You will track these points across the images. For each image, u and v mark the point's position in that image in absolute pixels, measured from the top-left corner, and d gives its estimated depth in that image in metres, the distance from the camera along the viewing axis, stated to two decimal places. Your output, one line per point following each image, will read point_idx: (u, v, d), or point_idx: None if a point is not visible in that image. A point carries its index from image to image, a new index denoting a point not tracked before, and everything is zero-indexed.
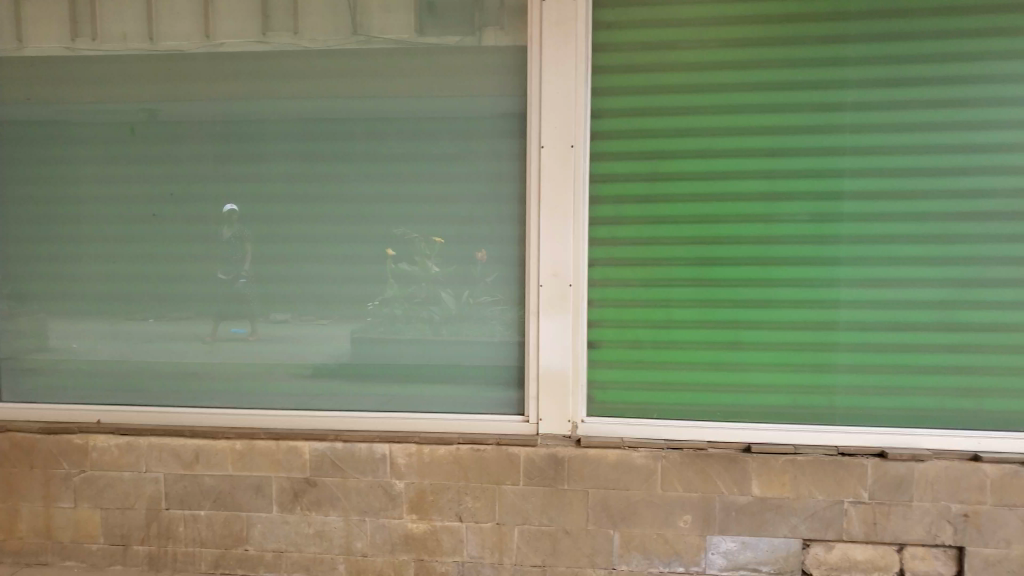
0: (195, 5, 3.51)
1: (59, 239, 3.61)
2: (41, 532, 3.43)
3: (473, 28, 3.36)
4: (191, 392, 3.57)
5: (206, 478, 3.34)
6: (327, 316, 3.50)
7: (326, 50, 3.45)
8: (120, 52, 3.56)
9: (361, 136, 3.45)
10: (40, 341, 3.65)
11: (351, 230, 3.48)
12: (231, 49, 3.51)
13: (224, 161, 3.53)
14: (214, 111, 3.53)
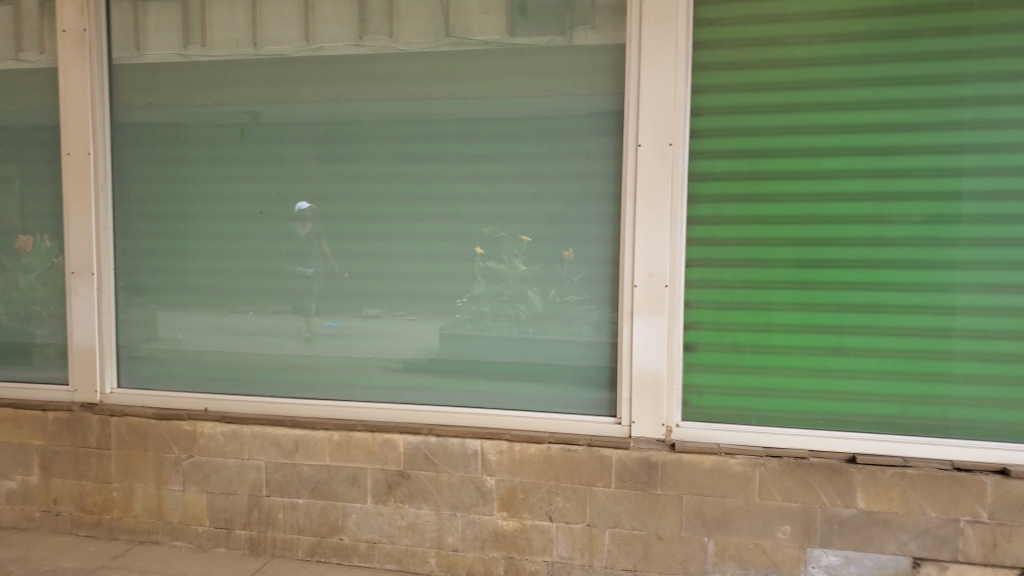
0: (297, 11, 3.64)
1: (173, 236, 3.81)
2: (153, 513, 3.63)
3: (565, 28, 3.35)
4: (290, 384, 3.69)
5: (305, 468, 3.45)
6: (417, 313, 3.57)
7: (420, 52, 3.52)
8: (228, 58, 3.72)
9: (450, 137, 3.49)
10: (152, 332, 3.85)
11: (442, 229, 3.53)
12: (330, 53, 3.62)
13: (323, 161, 3.64)
14: (313, 113, 3.64)
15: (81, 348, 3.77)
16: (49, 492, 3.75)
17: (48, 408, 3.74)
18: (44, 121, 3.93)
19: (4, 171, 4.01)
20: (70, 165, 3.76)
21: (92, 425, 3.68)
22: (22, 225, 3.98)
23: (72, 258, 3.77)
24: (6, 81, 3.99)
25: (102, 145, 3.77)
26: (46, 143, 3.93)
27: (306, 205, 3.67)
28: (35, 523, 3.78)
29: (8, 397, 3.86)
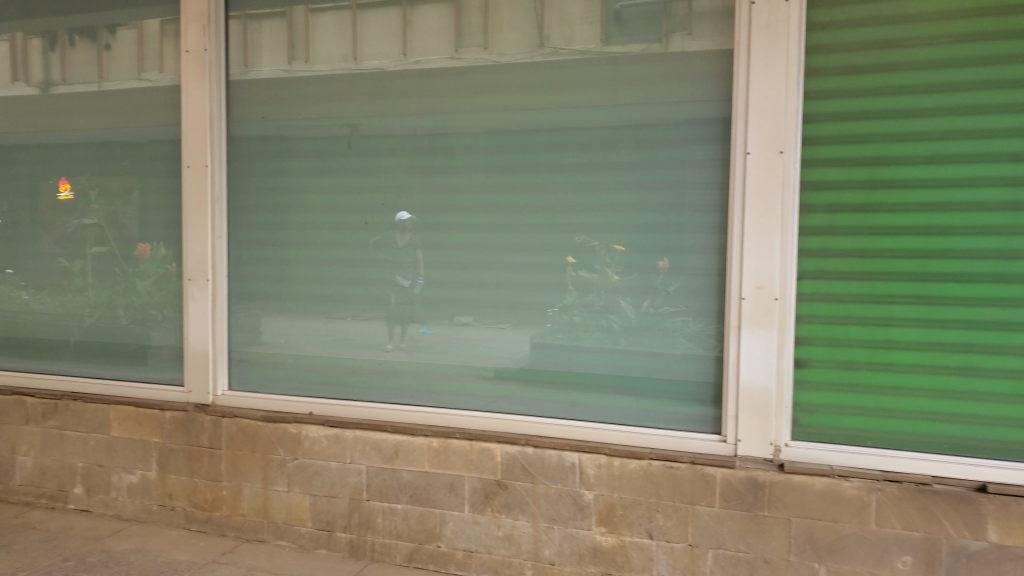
0: (395, 25, 3.72)
1: (280, 244, 3.95)
2: (259, 511, 3.75)
3: (661, 35, 3.30)
4: (388, 390, 3.75)
5: (404, 474, 3.50)
6: (506, 322, 3.57)
7: (515, 63, 3.53)
8: (329, 73, 3.84)
9: (541, 148, 3.49)
10: (257, 336, 3.99)
11: (536, 239, 3.51)
12: (426, 66, 3.68)
13: (420, 171, 3.70)
14: (411, 125, 3.71)
15: (196, 351, 3.96)
16: (165, 487, 3.93)
17: (166, 407, 3.94)
18: (162, 135, 4.16)
19: (126, 183, 4.26)
20: (190, 177, 3.97)
21: (205, 425, 3.85)
22: (143, 234, 4.21)
23: (190, 265, 3.97)
24: (129, 99, 4.25)
25: (218, 158, 3.96)
26: (165, 156, 4.16)
27: (409, 216, 3.72)
28: (152, 516, 3.98)
29: (128, 396, 4.08)
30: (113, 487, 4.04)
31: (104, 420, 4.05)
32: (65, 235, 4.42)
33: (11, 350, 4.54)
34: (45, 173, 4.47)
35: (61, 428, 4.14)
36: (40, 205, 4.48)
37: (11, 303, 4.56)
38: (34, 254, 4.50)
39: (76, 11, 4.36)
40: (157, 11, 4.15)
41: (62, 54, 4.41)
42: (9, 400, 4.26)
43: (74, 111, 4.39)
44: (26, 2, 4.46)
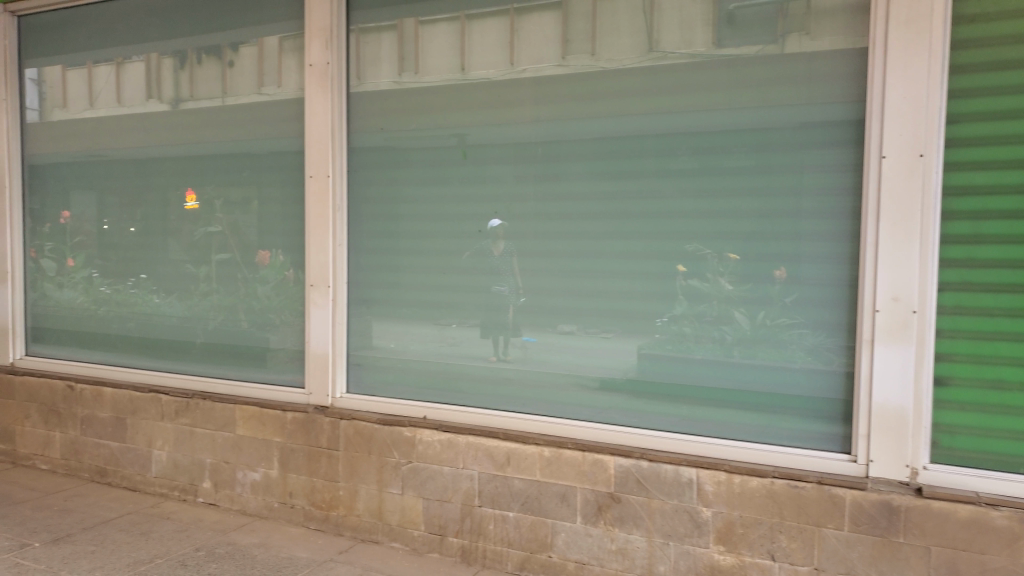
0: (503, 35, 3.76)
1: (393, 252, 4.04)
2: (374, 513, 3.84)
3: (777, 35, 3.19)
4: (495, 397, 3.76)
5: (516, 482, 3.50)
6: (611, 331, 3.52)
7: (622, 69, 3.50)
8: (439, 83, 3.91)
9: (650, 154, 3.43)
10: (366, 341, 4.10)
11: (645, 246, 3.45)
12: (533, 74, 3.69)
13: (527, 179, 3.71)
14: (517, 134, 3.72)
15: (317, 355, 4.10)
16: (285, 485, 4.09)
17: (288, 408, 4.10)
18: (282, 147, 4.35)
19: (247, 193, 4.47)
20: (313, 187, 4.12)
21: (324, 427, 3.97)
22: (265, 242, 4.40)
23: (312, 272, 4.12)
24: (251, 113, 4.46)
25: (339, 168, 4.09)
26: (285, 167, 4.34)
27: (498, 221, 3.77)
28: (273, 513, 4.14)
29: (252, 397, 4.27)
30: (239, 483, 4.24)
31: (231, 419, 4.25)
32: (192, 242, 4.67)
33: (143, 350, 4.83)
34: (175, 184, 4.74)
35: (192, 425, 4.38)
36: (171, 214, 4.76)
37: (144, 307, 4.86)
38: (165, 260, 4.78)
39: (204, 31, 4.62)
40: (277, 29, 4.35)
41: (191, 72, 4.68)
42: (146, 398, 4.54)
43: (200, 125, 4.65)
44: (160, 25, 4.77)
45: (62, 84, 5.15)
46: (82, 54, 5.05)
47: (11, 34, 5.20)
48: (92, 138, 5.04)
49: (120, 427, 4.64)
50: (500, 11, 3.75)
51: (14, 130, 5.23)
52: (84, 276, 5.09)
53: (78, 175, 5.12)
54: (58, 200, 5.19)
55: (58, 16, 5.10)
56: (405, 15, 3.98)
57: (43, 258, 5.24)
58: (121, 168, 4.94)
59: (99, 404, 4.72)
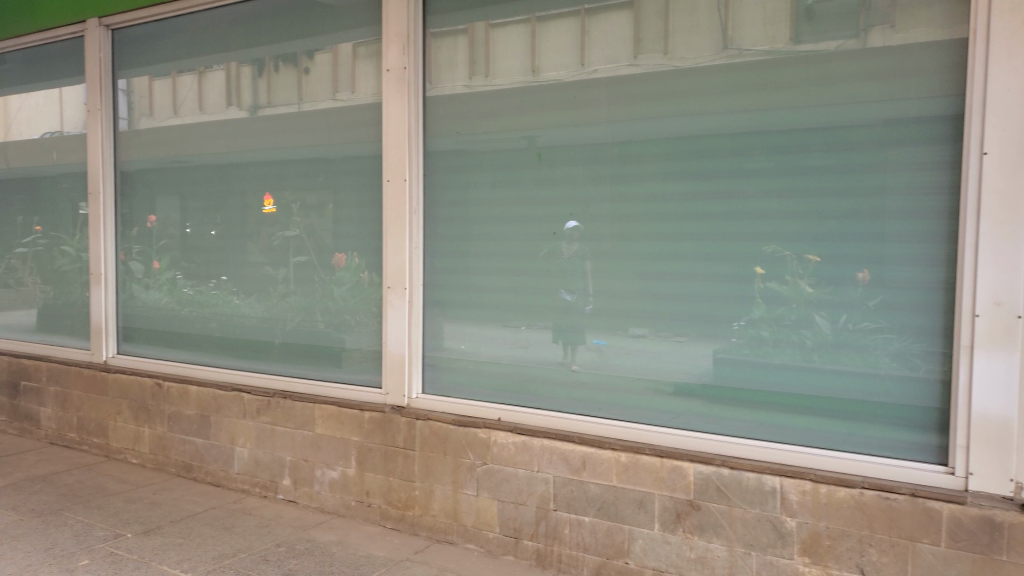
0: (573, 36, 3.74)
1: (465, 254, 4.06)
2: (449, 514, 3.86)
3: (859, 30, 3.08)
4: (566, 399, 3.74)
5: (592, 486, 3.46)
6: (685, 334, 3.46)
7: (696, 67, 3.43)
8: (509, 86, 3.92)
9: (725, 153, 3.36)
10: (436, 342, 4.14)
11: (720, 248, 3.37)
12: (604, 74, 3.66)
13: (599, 180, 3.67)
14: (588, 135, 3.70)
15: (394, 355, 4.15)
16: (362, 484, 4.15)
17: (365, 407, 4.16)
18: (356, 151, 4.42)
19: (322, 198, 4.57)
20: (390, 191, 4.17)
21: (400, 427, 4.02)
22: (340, 244, 4.49)
23: (389, 274, 4.17)
24: (326, 118, 4.55)
25: (416, 171, 4.13)
26: (359, 171, 4.41)
27: (573, 224, 3.74)
28: (350, 511, 4.22)
29: (331, 396, 4.36)
30: (317, 481, 4.33)
31: (310, 418, 4.35)
32: (271, 245, 4.80)
33: (224, 350, 4.99)
34: (254, 189, 4.88)
35: (272, 423, 4.50)
36: (250, 218, 4.91)
37: (225, 307, 5.03)
38: (245, 263, 4.93)
39: (280, 40, 4.75)
40: (350, 36, 4.44)
41: (268, 80, 4.82)
42: (229, 396, 4.68)
43: (277, 131, 4.78)
44: (239, 34, 4.92)
45: (148, 94, 5.37)
46: (168, 65, 5.26)
47: (104, 46, 5.43)
48: (177, 145, 5.25)
49: (205, 424, 4.80)
50: (570, 12, 3.74)
51: (105, 139, 5.48)
52: (169, 278, 5.29)
53: (163, 181, 5.33)
54: (145, 205, 5.41)
55: (144, 29, 5.32)
56: (475, 18, 4.01)
57: (131, 260, 5.47)
58: (204, 173, 5.12)
59: (184, 402, 4.90)
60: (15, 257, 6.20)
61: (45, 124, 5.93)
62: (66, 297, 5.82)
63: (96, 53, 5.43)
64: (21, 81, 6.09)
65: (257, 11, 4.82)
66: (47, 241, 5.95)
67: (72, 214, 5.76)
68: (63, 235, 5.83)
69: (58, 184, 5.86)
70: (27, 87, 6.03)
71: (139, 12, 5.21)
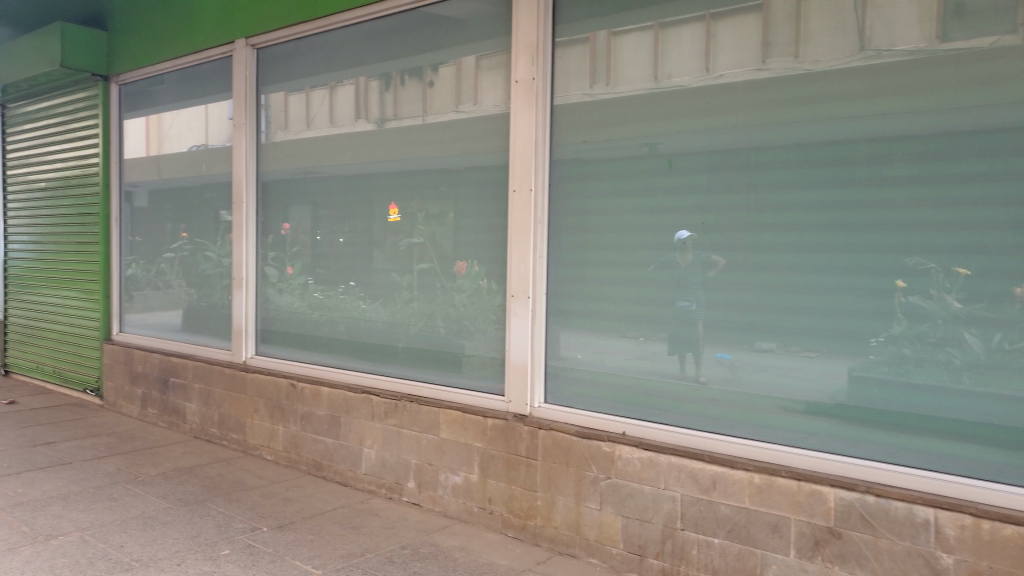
0: (699, 41, 3.64)
1: (587, 264, 4.01)
2: (572, 526, 3.82)
3: (1016, 25, 2.85)
4: (687, 415, 3.62)
5: (722, 507, 3.33)
6: (817, 350, 3.28)
7: (829, 70, 3.26)
8: (631, 93, 3.87)
9: (862, 160, 3.17)
10: (555, 351, 4.11)
11: (857, 261, 3.18)
12: (730, 80, 3.55)
13: (724, 189, 3.54)
14: (713, 142, 3.58)
15: (516, 364, 4.15)
16: (485, 491, 4.18)
17: (488, 415, 4.19)
18: (478, 161, 4.48)
19: (445, 207, 4.65)
20: (516, 201, 4.16)
21: (523, 435, 4.02)
22: (462, 253, 4.55)
23: (513, 283, 4.18)
24: (449, 129, 4.65)
25: (542, 181, 4.10)
26: (482, 180, 4.46)
27: (687, 233, 3.65)
28: (472, 517, 4.25)
29: (454, 402, 4.42)
30: (440, 485, 4.40)
31: (435, 422, 4.43)
32: (396, 253, 4.93)
33: (350, 353, 5.18)
34: (381, 198, 5.04)
35: (399, 426, 4.61)
36: (376, 226, 5.07)
37: (352, 312, 5.21)
38: (371, 269, 5.10)
39: (406, 54, 4.88)
40: (475, 48, 4.51)
41: (395, 93, 4.97)
42: (358, 398, 4.84)
43: (402, 142, 4.92)
44: (368, 50, 5.10)
45: (284, 108, 5.66)
46: (302, 80, 5.53)
47: (251, 64, 5.77)
48: (310, 156, 5.50)
49: (335, 424, 4.98)
50: (696, 17, 3.65)
51: (250, 151, 5.80)
52: (301, 283, 5.54)
53: (296, 190, 5.59)
54: (280, 214, 5.70)
55: (282, 48, 5.62)
56: (598, 27, 3.98)
57: (267, 266, 5.78)
58: (335, 183, 5.33)
59: (316, 402, 5.11)
60: (164, 261, 6.68)
61: (193, 139, 6.37)
62: (208, 300, 6.21)
63: (243, 71, 5.77)
64: (173, 98, 6.56)
65: (384, 27, 4.98)
66: (192, 247, 6.37)
67: (215, 221, 6.14)
68: (207, 241, 6.23)
69: (203, 194, 6.27)
70: (179, 104, 6.50)
71: (280, 33, 5.52)
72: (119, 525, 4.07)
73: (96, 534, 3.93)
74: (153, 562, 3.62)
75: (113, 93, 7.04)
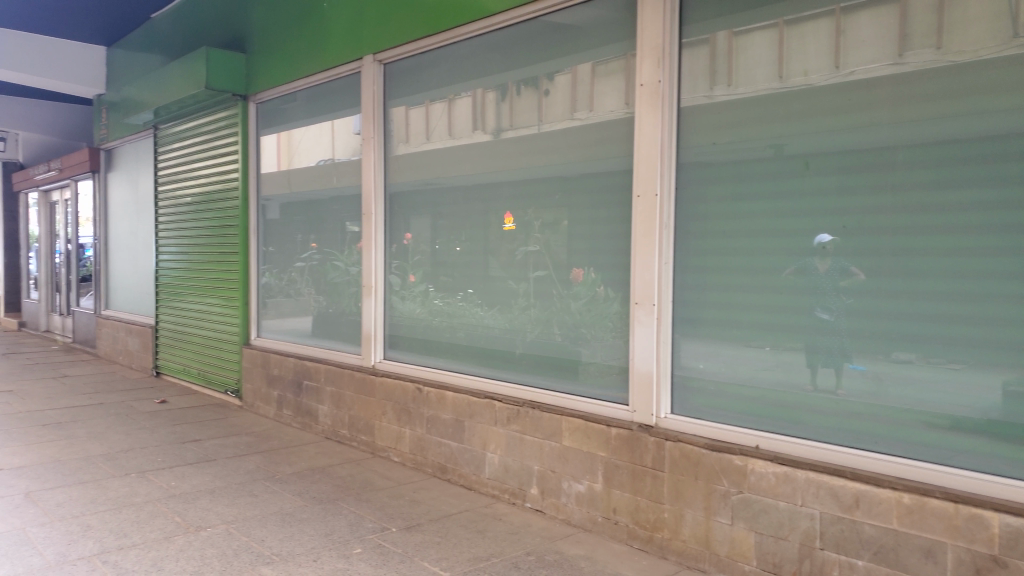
0: (828, 37, 3.48)
1: (712, 271, 3.90)
2: (701, 540, 3.71)
3: None
4: (823, 428, 3.45)
5: (866, 528, 3.14)
6: (969, 361, 3.06)
7: (976, 60, 3.04)
8: (754, 94, 3.75)
9: (1017, 157, 2.94)
10: (679, 360, 4.02)
11: (1016, 266, 2.93)
12: (863, 76, 3.36)
13: (860, 191, 3.36)
14: (847, 142, 3.41)
15: (640, 373, 4.07)
16: (610, 501, 4.13)
17: (613, 424, 4.14)
18: (595, 168, 4.46)
19: (560, 214, 4.65)
20: (639, 207, 4.09)
21: (649, 446, 3.94)
22: (580, 260, 4.53)
23: (637, 290, 4.09)
24: (566, 138, 4.65)
25: (667, 187, 4.01)
26: (600, 187, 4.43)
27: (826, 237, 3.46)
28: (597, 527, 4.21)
29: (577, 410, 4.40)
30: (564, 493, 4.39)
31: (557, 429, 4.42)
32: (513, 260, 4.97)
33: (469, 360, 5.27)
34: (498, 207, 5.09)
35: (521, 432, 4.64)
36: (493, 234, 5.12)
37: (470, 319, 5.29)
38: (488, 277, 5.16)
39: (521, 65, 4.93)
40: (591, 55, 4.50)
41: (511, 103, 5.03)
42: (482, 403, 4.90)
43: (518, 151, 4.96)
44: (485, 62, 5.19)
45: (405, 122, 5.85)
46: (421, 94, 5.69)
47: (378, 80, 5.98)
48: (428, 168, 5.65)
49: (459, 429, 5.07)
50: (824, 12, 3.49)
51: (378, 163, 5.99)
52: (422, 290, 5.70)
53: (417, 201, 5.74)
54: (402, 224, 5.87)
55: (404, 64, 5.83)
56: (718, 27, 3.88)
57: (390, 274, 5.97)
58: (453, 194, 5.44)
59: (441, 406, 5.21)
60: (295, 270, 7.04)
61: (321, 153, 6.68)
62: (337, 306, 6.48)
63: (370, 87, 6.00)
64: (304, 115, 6.91)
65: (501, 39, 5.05)
66: (321, 257, 6.68)
67: (342, 232, 6.41)
68: (334, 251, 6.51)
69: (331, 205, 6.56)
70: (308, 121, 6.86)
71: (403, 49, 5.72)
72: (259, 520, 4.29)
73: (240, 527, 4.17)
74: (292, 556, 3.80)
75: (252, 112, 7.50)
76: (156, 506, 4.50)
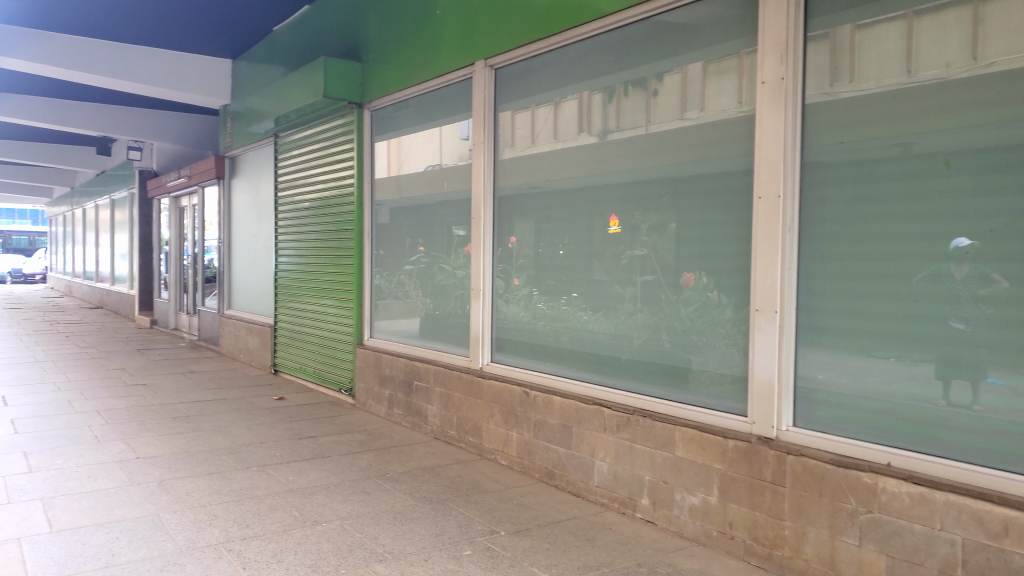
0: (965, 26, 3.24)
1: (837, 276, 3.68)
2: (826, 561, 3.51)
3: None
4: (963, 447, 3.20)
5: (1017, 557, 2.88)
6: None
7: None
8: (881, 90, 3.53)
9: None
10: (801, 370, 3.83)
11: None
12: (1006, 67, 3.11)
13: (1006, 192, 3.10)
14: (987, 139, 3.16)
15: (759, 384, 3.90)
16: (725, 515, 3.98)
17: (729, 436, 3.98)
18: (707, 169, 4.32)
19: (670, 217, 4.53)
20: (760, 209, 3.92)
21: (769, 459, 3.77)
22: (692, 264, 4.39)
23: (757, 296, 3.92)
24: (675, 139, 4.54)
25: (790, 187, 3.81)
26: (712, 189, 4.29)
27: (967, 241, 3.21)
28: (712, 541, 4.06)
29: (691, 419, 4.27)
30: (676, 504, 4.26)
31: (670, 439, 4.29)
32: (620, 264, 4.88)
33: (575, 364, 5.22)
34: (606, 210, 5.01)
35: (631, 440, 4.54)
36: (599, 238, 5.05)
37: (575, 323, 5.24)
38: (594, 281, 5.09)
39: (629, 66, 4.86)
40: (703, 54, 4.37)
41: (619, 105, 4.95)
42: (590, 410, 4.84)
43: (625, 153, 4.88)
44: (592, 64, 5.14)
45: (512, 126, 5.87)
46: (528, 98, 5.69)
47: (489, 86, 6.01)
48: (534, 171, 5.64)
49: (567, 434, 5.02)
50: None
51: (487, 168, 5.99)
52: (526, 293, 5.69)
53: (522, 204, 5.75)
54: (507, 228, 5.88)
55: (511, 69, 5.87)
56: (840, 21, 3.68)
57: (495, 277, 6.00)
58: (559, 197, 5.41)
59: (549, 411, 5.18)
60: (403, 273, 7.20)
61: (430, 159, 6.81)
62: (445, 309, 6.56)
63: (481, 92, 6.04)
64: (414, 122, 7.07)
65: (609, 40, 5.00)
66: (428, 260, 6.80)
67: (449, 236, 6.50)
68: (441, 255, 6.61)
69: (438, 210, 6.68)
70: (417, 128, 7.01)
71: (511, 54, 5.75)
72: (372, 517, 4.39)
73: (354, 524, 4.28)
74: (403, 555, 3.86)
75: (365, 119, 7.74)
76: (275, 499, 4.68)
